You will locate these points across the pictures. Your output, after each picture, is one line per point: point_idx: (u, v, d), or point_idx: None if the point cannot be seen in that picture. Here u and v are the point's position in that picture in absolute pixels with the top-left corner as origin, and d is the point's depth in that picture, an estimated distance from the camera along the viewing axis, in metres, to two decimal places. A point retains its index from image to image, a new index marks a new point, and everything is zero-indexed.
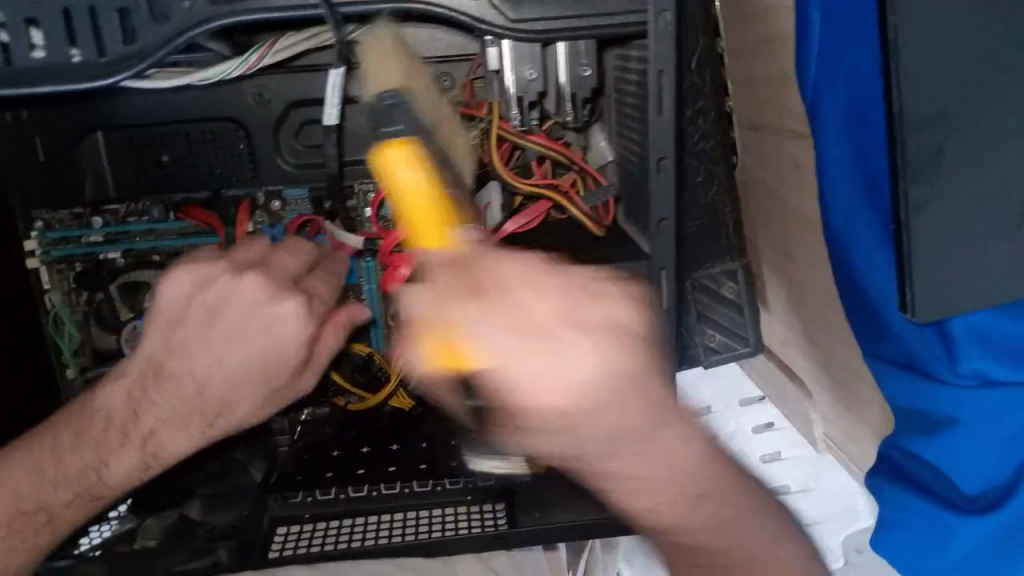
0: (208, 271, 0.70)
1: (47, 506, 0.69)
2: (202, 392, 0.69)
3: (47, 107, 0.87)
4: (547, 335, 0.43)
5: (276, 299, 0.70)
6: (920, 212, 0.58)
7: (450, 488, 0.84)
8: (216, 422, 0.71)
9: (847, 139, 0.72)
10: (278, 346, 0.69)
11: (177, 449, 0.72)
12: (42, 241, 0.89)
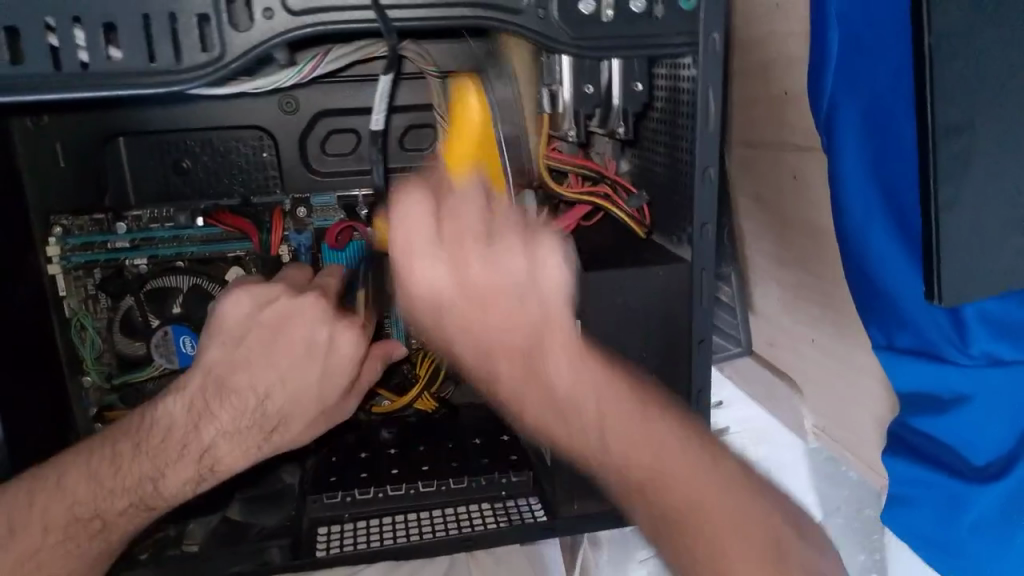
0: (267, 291, 0.70)
1: (103, 512, 0.70)
2: (264, 404, 0.70)
3: (69, 113, 0.86)
4: (476, 281, 0.53)
5: (334, 323, 0.71)
6: (950, 210, 0.65)
7: (484, 485, 0.87)
8: (272, 435, 0.72)
9: (865, 148, 0.80)
10: (336, 366, 0.72)
11: (230, 457, 0.71)
12: (63, 247, 0.87)
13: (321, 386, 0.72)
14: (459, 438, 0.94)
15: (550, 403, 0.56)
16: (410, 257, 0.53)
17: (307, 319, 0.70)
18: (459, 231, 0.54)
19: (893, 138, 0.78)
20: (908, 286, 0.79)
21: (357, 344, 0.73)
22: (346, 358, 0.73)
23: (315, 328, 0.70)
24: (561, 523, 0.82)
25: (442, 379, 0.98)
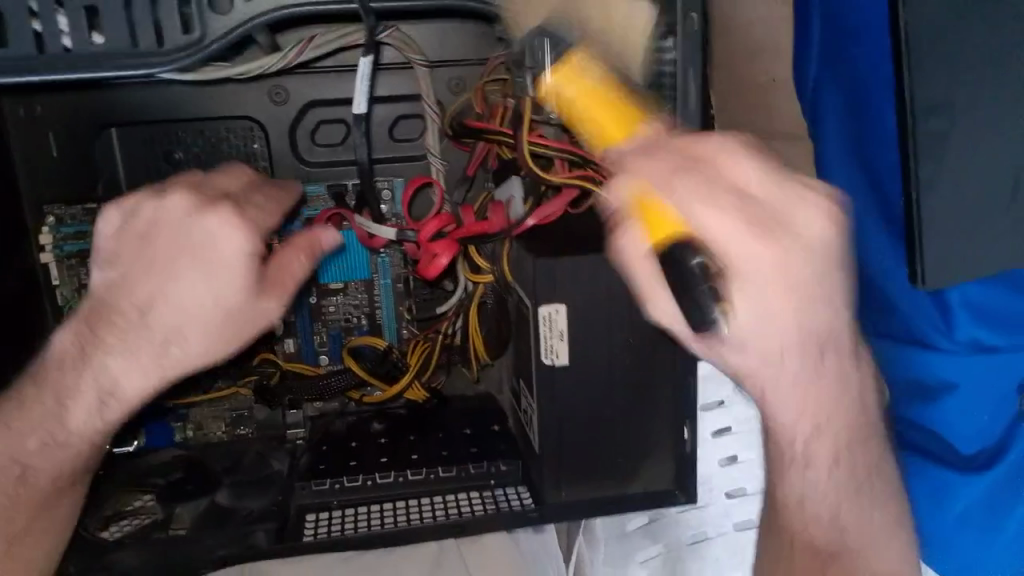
0: (136, 199, 0.62)
1: (23, 456, 0.65)
2: (146, 317, 0.59)
3: (61, 103, 0.87)
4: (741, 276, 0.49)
5: (203, 212, 0.59)
6: (930, 189, 0.65)
7: (473, 473, 0.87)
8: (163, 358, 0.61)
9: (843, 132, 0.80)
10: (221, 262, 0.58)
11: (133, 380, 0.62)
12: (55, 236, 0.89)
13: (207, 285, 0.58)
14: (449, 427, 0.94)
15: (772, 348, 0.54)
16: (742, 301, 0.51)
17: (174, 223, 0.59)
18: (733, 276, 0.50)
19: (872, 121, 0.77)
20: (890, 269, 0.78)
21: (247, 233, 0.58)
22: (230, 258, 0.58)
23: (186, 225, 0.59)
24: (550, 508, 0.82)
25: (433, 368, 0.96)
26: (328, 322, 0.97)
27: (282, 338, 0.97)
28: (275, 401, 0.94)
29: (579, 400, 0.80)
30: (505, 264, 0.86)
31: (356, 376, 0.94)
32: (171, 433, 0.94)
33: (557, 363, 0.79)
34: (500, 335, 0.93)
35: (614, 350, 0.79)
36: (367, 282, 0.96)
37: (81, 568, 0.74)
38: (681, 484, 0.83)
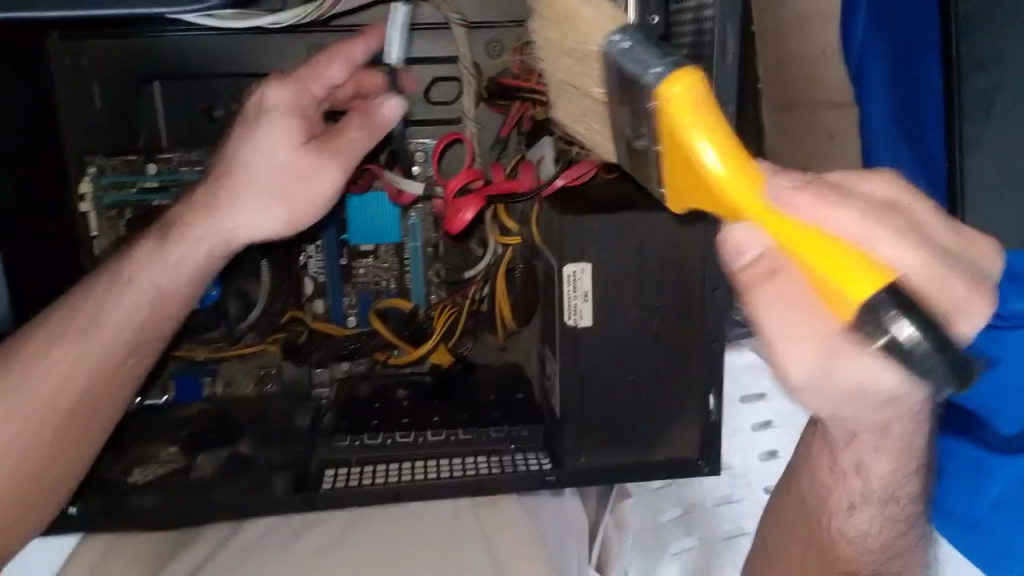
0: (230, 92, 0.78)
1: (93, 330, 0.74)
2: (212, 186, 0.76)
3: (106, 58, 0.89)
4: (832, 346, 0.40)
5: (268, 96, 0.73)
6: (974, 151, 0.71)
7: (494, 436, 0.86)
8: (219, 198, 0.75)
9: (890, 99, 0.79)
10: (272, 134, 0.72)
11: (195, 225, 0.76)
12: (96, 187, 0.90)
13: (251, 135, 0.73)
14: (474, 393, 0.94)
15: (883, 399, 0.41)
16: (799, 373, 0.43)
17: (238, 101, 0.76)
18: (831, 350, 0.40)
19: (923, 86, 0.77)
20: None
21: (278, 88, 0.73)
22: (262, 107, 0.73)
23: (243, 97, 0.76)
24: (568, 473, 0.81)
25: (460, 333, 0.96)
26: (358, 284, 0.97)
27: (312, 298, 0.98)
28: (302, 360, 0.95)
29: (604, 364, 0.79)
30: (533, 226, 0.85)
31: (382, 336, 0.95)
32: (200, 387, 0.94)
33: (581, 324, 0.77)
34: (529, 302, 0.92)
35: (642, 314, 0.77)
36: (397, 245, 0.96)
37: (105, 507, 0.76)
38: (705, 455, 0.81)
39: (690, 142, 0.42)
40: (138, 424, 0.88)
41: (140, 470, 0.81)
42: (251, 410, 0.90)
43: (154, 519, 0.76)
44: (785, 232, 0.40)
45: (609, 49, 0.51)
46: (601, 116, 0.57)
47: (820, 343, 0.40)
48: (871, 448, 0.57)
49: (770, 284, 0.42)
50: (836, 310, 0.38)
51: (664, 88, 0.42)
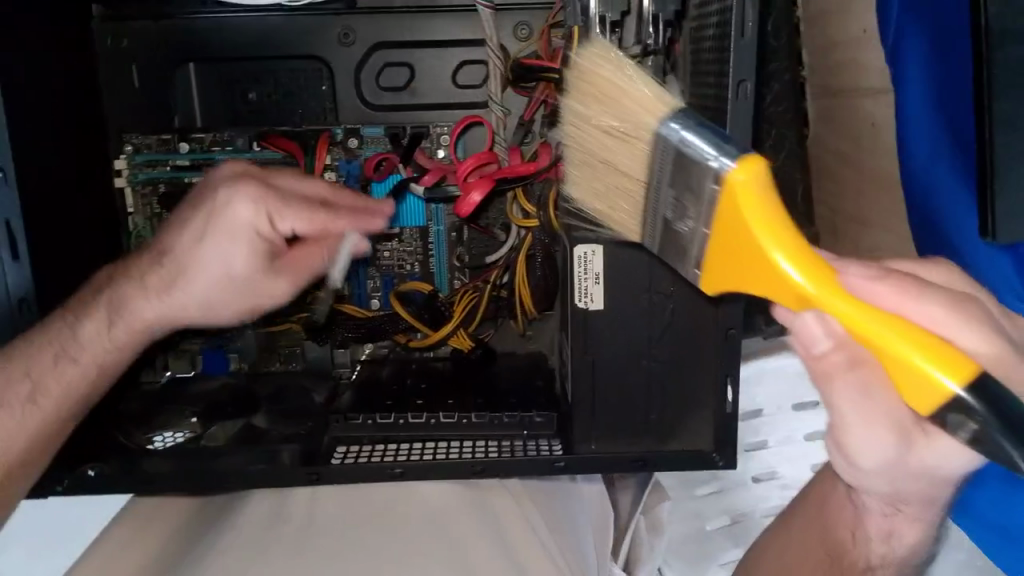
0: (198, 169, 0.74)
1: (35, 373, 0.71)
2: (165, 264, 0.72)
3: (145, 38, 0.92)
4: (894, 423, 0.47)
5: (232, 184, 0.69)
6: (1010, 127, 0.58)
7: (506, 422, 0.84)
8: (174, 289, 0.71)
9: (927, 80, 0.74)
10: (230, 227, 0.68)
11: (147, 313, 0.73)
12: (131, 163, 0.93)
13: (218, 247, 0.69)
14: (493, 380, 0.93)
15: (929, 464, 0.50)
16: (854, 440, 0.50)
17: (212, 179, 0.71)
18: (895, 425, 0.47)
19: (958, 63, 0.70)
20: (959, 224, 0.71)
21: (256, 203, 0.68)
22: (233, 222, 0.68)
23: (214, 185, 0.70)
24: (577, 460, 0.78)
25: (480, 318, 0.95)
26: (382, 267, 0.97)
27: (337, 280, 0.97)
28: (323, 340, 0.96)
29: (617, 348, 0.77)
30: (550, 210, 0.83)
31: (403, 320, 0.94)
32: (227, 361, 0.97)
33: (592, 307, 0.75)
34: (550, 289, 0.90)
35: (655, 299, 0.75)
36: (422, 229, 0.96)
37: (118, 466, 0.77)
38: (721, 448, 0.77)
39: (769, 249, 0.47)
40: (161, 394, 0.91)
41: (161, 436, 0.83)
42: (272, 386, 0.92)
43: (160, 484, 0.75)
44: (867, 324, 0.43)
45: (661, 135, 0.53)
46: (636, 196, 0.58)
47: (893, 431, 0.47)
48: (903, 514, 0.61)
49: (848, 375, 0.46)
50: (916, 402, 0.42)
51: (731, 176, 0.48)
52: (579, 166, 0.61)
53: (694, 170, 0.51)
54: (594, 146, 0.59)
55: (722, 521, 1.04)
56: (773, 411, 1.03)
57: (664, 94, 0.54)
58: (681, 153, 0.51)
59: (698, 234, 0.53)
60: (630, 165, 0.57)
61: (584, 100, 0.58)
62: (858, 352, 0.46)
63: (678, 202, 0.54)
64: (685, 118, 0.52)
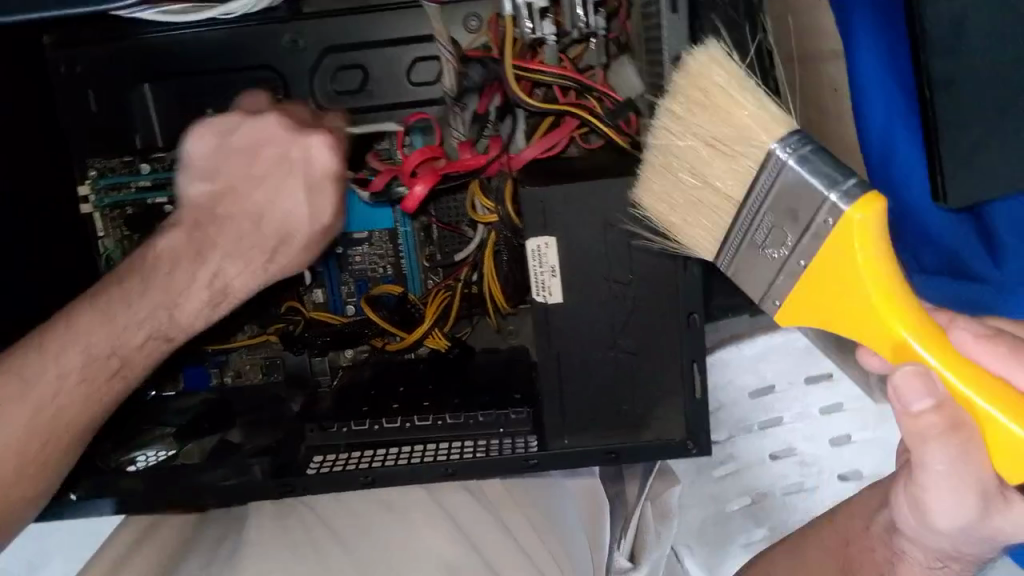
0: (227, 121, 0.79)
1: (120, 349, 0.75)
2: (259, 225, 0.78)
3: (98, 61, 0.92)
4: (984, 495, 0.50)
5: (302, 133, 0.78)
6: (944, 86, 0.60)
7: (481, 421, 0.83)
8: (276, 255, 0.79)
9: (879, 39, 0.73)
10: (314, 171, 0.77)
11: (243, 282, 0.79)
12: (95, 187, 0.94)
13: (310, 201, 0.78)
14: (474, 376, 0.92)
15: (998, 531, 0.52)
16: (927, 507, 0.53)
17: (276, 136, 0.77)
18: (981, 496, 0.50)
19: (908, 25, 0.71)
20: (917, 184, 0.73)
21: (335, 155, 0.77)
22: (326, 174, 0.78)
23: (290, 143, 0.77)
24: (550, 456, 0.77)
25: (455, 315, 0.94)
26: (354, 271, 0.97)
27: (311, 288, 0.97)
28: (299, 350, 0.94)
29: (582, 338, 0.76)
30: (510, 204, 0.82)
31: (375, 324, 0.92)
32: (208, 376, 0.96)
33: (551, 301, 0.74)
34: (520, 281, 0.90)
35: (614, 287, 0.74)
36: (391, 232, 0.95)
37: (95, 489, 0.77)
38: (693, 436, 0.76)
39: (878, 302, 0.51)
40: (140, 411, 0.89)
41: (140, 456, 0.82)
42: (251, 399, 0.92)
43: (136, 504, 0.75)
44: (971, 390, 0.48)
45: (772, 153, 0.53)
46: (724, 213, 0.58)
47: (979, 498, 0.50)
48: (947, 568, 0.64)
49: (947, 437, 0.47)
50: (1006, 467, 0.48)
51: (850, 214, 0.50)
52: (667, 177, 0.61)
53: (804, 198, 0.52)
54: (689, 156, 0.59)
55: (743, 502, 1.16)
56: (785, 386, 1.14)
57: (774, 111, 0.54)
58: (793, 178, 0.52)
59: (790, 268, 0.55)
60: (727, 179, 0.57)
61: (688, 107, 0.57)
62: (961, 413, 0.48)
63: (774, 228, 0.55)
64: (800, 141, 0.53)
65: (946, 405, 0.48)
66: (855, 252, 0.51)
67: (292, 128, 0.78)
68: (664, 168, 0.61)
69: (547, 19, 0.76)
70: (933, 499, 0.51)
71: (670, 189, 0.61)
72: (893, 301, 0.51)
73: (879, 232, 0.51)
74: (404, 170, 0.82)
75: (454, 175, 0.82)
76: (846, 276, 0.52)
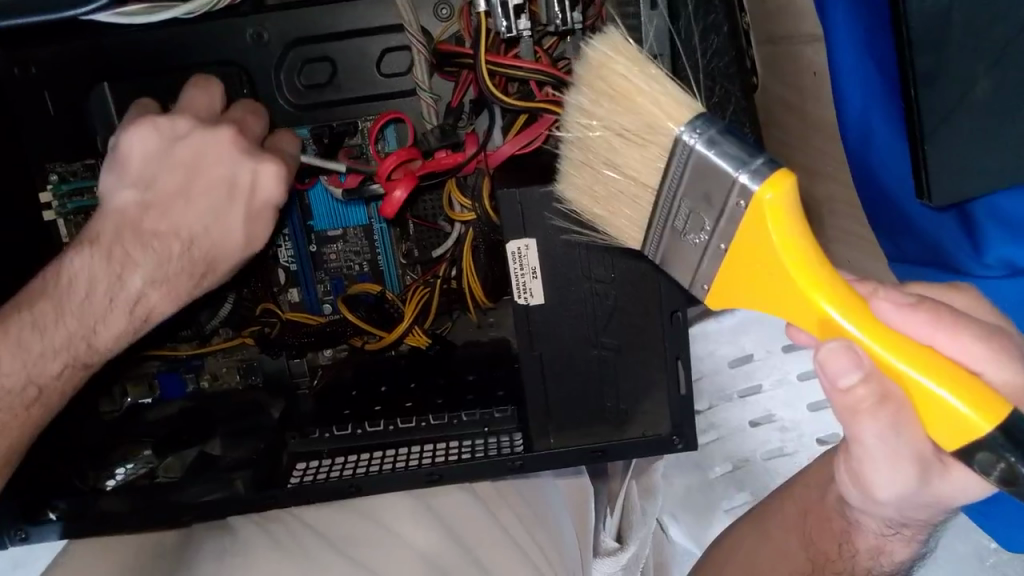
0: (174, 128, 0.77)
1: (37, 378, 0.73)
2: (189, 247, 0.75)
3: (54, 61, 0.88)
4: (921, 462, 0.49)
5: (254, 160, 0.77)
6: (929, 84, 0.61)
7: (466, 421, 0.82)
8: (202, 281, 0.77)
9: (854, 28, 0.73)
10: (260, 201, 0.77)
11: (162, 307, 0.76)
12: (58, 193, 0.90)
13: (248, 229, 0.77)
14: (454, 374, 0.91)
15: (940, 493, 0.52)
16: (867, 480, 0.52)
17: (226, 155, 0.76)
18: (921, 463, 0.49)
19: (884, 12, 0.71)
20: (899, 176, 0.74)
21: (282, 187, 0.78)
22: (269, 205, 0.78)
23: (239, 166, 0.77)
24: (536, 457, 0.76)
25: (435, 311, 0.93)
26: (329, 270, 0.95)
27: (286, 288, 0.95)
28: (277, 353, 0.93)
29: (564, 337, 0.75)
30: (486, 202, 0.81)
31: (352, 324, 0.91)
32: (184, 383, 0.94)
33: (533, 302, 0.73)
34: (500, 275, 0.89)
35: (596, 287, 0.73)
36: (365, 227, 0.93)
37: (76, 509, 0.76)
38: (679, 431, 0.76)
39: (799, 275, 0.50)
40: (115, 424, 0.90)
41: (120, 470, 0.83)
42: (230, 404, 0.92)
43: (117, 522, 0.75)
44: (897, 359, 0.46)
45: (682, 138, 0.53)
46: (643, 201, 0.58)
47: (915, 468, 0.50)
48: (900, 534, 0.69)
49: (877, 410, 0.46)
50: (944, 437, 0.45)
51: (760, 193, 0.50)
52: (584, 168, 0.61)
53: (716, 181, 0.52)
54: (602, 147, 0.58)
55: (726, 468, 1.16)
56: (762, 355, 1.15)
57: (680, 99, 0.54)
58: (701, 164, 0.52)
59: (710, 248, 0.55)
60: (639, 169, 0.56)
61: (595, 97, 0.57)
62: (888, 386, 0.46)
63: (693, 214, 0.55)
64: (707, 124, 0.53)
65: (873, 377, 0.46)
66: (767, 226, 0.50)
67: (243, 150, 0.77)
68: (578, 160, 0.61)
69: (522, 14, 0.73)
70: (873, 472, 0.51)
71: (585, 176, 0.61)
72: (812, 275, 0.50)
73: (790, 203, 0.50)
74: (380, 173, 0.80)
75: (430, 175, 0.82)
76: (764, 249, 0.51)
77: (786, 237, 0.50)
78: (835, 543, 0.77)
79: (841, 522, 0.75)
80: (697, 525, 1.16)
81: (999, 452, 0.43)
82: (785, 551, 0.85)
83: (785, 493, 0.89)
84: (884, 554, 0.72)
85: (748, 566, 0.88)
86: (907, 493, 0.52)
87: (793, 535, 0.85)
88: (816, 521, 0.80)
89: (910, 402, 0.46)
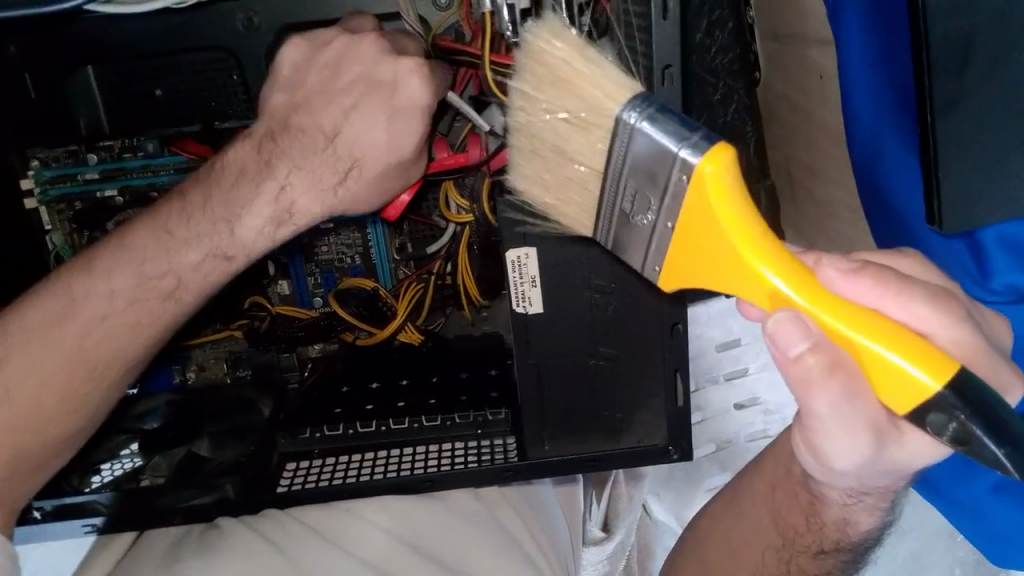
0: (323, 37, 0.72)
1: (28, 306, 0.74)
2: (331, 142, 0.71)
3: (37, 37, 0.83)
4: (877, 430, 0.45)
5: (392, 57, 0.69)
6: (948, 111, 0.61)
7: (458, 423, 0.81)
8: (347, 180, 0.73)
9: (870, 46, 0.75)
10: (403, 105, 0.69)
11: (309, 202, 0.74)
12: (40, 179, 0.88)
13: (387, 131, 0.70)
14: (445, 372, 0.89)
15: (905, 463, 0.48)
16: (821, 451, 0.48)
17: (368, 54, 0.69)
18: (879, 429, 0.45)
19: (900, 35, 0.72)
20: (908, 194, 0.75)
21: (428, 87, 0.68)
22: (415, 105, 0.69)
23: (379, 63, 0.69)
24: (530, 466, 0.76)
25: (427, 309, 0.94)
26: (320, 262, 0.94)
27: (276, 279, 0.94)
28: (266, 347, 0.92)
29: (560, 348, 0.74)
30: (485, 204, 0.79)
31: (343, 320, 0.92)
32: (172, 376, 0.93)
33: (531, 311, 0.72)
34: (495, 277, 0.89)
35: (597, 297, 0.71)
36: (359, 222, 0.91)
37: (63, 508, 0.75)
38: (675, 442, 0.75)
39: (742, 243, 0.47)
40: None
41: (106, 467, 0.81)
42: (216, 400, 0.89)
43: (108, 525, 0.74)
44: (846, 327, 0.43)
45: (623, 118, 0.49)
46: (591, 187, 0.54)
47: (872, 437, 0.46)
48: (863, 501, 0.67)
49: (825, 379, 0.43)
50: (897, 401, 0.42)
51: (699, 167, 0.47)
52: (533, 157, 0.57)
53: (657, 160, 0.49)
54: (548, 134, 0.55)
55: (709, 448, 1.13)
56: (751, 338, 1.09)
57: (621, 78, 0.51)
58: (642, 141, 0.49)
59: (658, 227, 0.51)
60: (586, 154, 0.53)
61: (536, 83, 0.54)
62: (837, 354, 0.43)
63: (638, 193, 0.51)
64: (646, 102, 0.49)
65: (819, 346, 0.43)
66: (705, 195, 0.47)
67: (385, 51, 0.70)
68: (525, 146, 0.57)
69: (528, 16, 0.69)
70: (827, 443, 0.47)
71: (535, 166, 0.57)
72: (754, 242, 0.46)
73: (731, 167, 0.47)
74: None
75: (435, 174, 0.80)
76: (707, 215, 0.48)
77: (727, 201, 0.47)
78: (801, 516, 0.76)
79: (806, 494, 0.74)
80: (681, 504, 1.16)
81: (950, 411, 0.40)
82: (759, 527, 0.84)
83: (755, 466, 0.86)
84: (851, 524, 0.71)
85: (728, 544, 0.87)
86: (864, 463, 0.48)
87: (763, 511, 0.83)
88: (784, 496, 0.78)
89: (860, 367, 0.43)
